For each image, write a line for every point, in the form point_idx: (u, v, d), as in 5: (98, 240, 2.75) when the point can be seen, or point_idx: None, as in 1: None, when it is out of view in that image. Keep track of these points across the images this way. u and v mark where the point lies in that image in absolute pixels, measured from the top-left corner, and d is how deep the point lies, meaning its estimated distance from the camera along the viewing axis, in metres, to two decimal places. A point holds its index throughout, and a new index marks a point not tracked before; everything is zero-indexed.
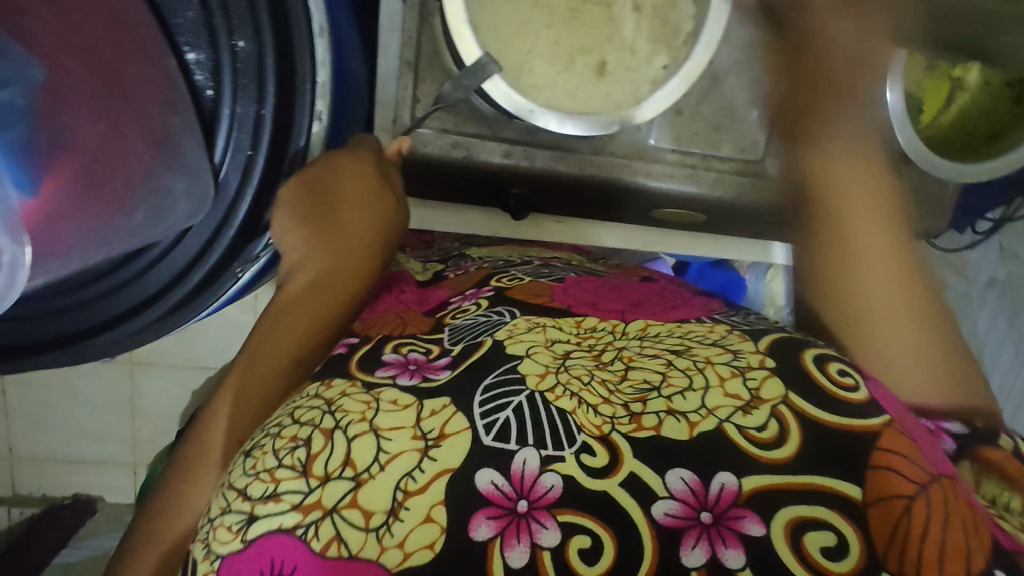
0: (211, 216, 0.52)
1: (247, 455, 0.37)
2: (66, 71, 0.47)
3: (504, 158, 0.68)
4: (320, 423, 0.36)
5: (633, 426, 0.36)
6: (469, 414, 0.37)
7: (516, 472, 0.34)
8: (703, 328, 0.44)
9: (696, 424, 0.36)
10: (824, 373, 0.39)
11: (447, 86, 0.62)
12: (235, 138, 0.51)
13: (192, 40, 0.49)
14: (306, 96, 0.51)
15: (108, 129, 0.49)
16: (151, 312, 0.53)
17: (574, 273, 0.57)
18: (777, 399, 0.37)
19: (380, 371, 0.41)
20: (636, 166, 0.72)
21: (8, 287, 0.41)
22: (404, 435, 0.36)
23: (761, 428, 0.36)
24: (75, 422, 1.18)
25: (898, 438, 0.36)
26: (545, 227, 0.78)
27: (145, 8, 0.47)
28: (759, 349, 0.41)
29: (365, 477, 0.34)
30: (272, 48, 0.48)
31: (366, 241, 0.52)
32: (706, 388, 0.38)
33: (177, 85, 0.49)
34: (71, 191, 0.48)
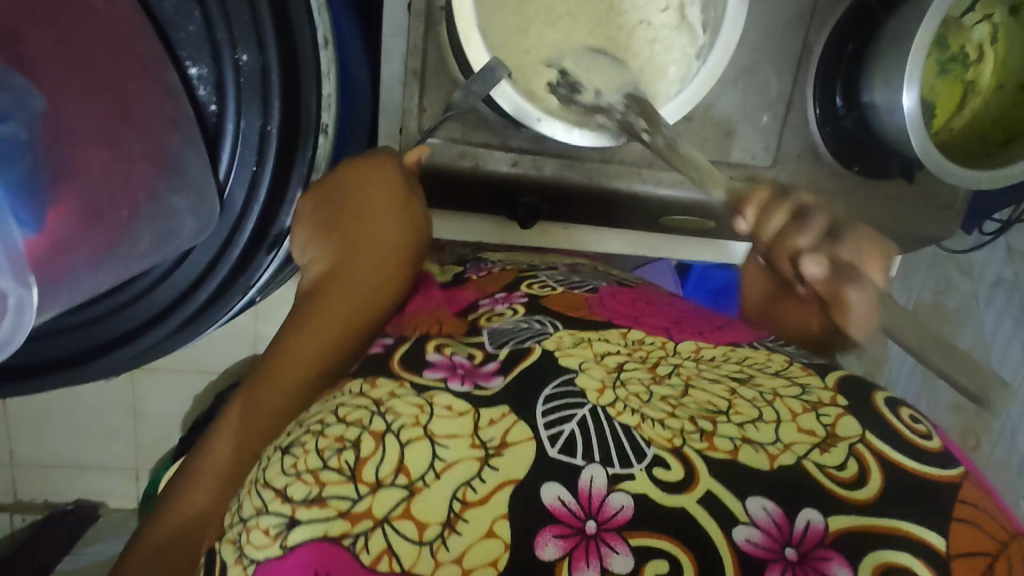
0: (218, 232, 0.52)
1: (285, 451, 0.36)
2: (68, 101, 0.47)
3: (512, 167, 0.68)
4: (369, 425, 0.36)
5: (705, 445, 0.35)
6: (531, 422, 0.36)
7: (583, 490, 0.33)
8: (760, 356, 0.44)
9: (775, 457, 0.35)
10: (898, 417, 0.37)
11: (457, 94, 0.61)
12: (240, 153, 0.50)
13: (193, 54, 0.49)
14: (312, 109, 0.51)
15: (113, 156, 0.49)
16: (161, 328, 0.53)
17: (605, 281, 0.56)
18: (855, 437, 0.35)
19: (428, 371, 0.40)
20: (646, 173, 0.71)
21: (15, 330, 0.41)
22: (462, 442, 0.35)
23: (841, 467, 0.34)
24: (73, 430, 1.17)
25: (976, 490, 0.34)
26: (553, 236, 0.75)
27: (145, 20, 0.47)
28: (828, 385, 0.40)
29: (419, 485, 0.33)
30: (277, 64, 0.47)
31: (395, 249, 0.51)
32: (778, 422, 0.37)
33: (179, 101, 0.49)
34: (74, 224, 0.47)
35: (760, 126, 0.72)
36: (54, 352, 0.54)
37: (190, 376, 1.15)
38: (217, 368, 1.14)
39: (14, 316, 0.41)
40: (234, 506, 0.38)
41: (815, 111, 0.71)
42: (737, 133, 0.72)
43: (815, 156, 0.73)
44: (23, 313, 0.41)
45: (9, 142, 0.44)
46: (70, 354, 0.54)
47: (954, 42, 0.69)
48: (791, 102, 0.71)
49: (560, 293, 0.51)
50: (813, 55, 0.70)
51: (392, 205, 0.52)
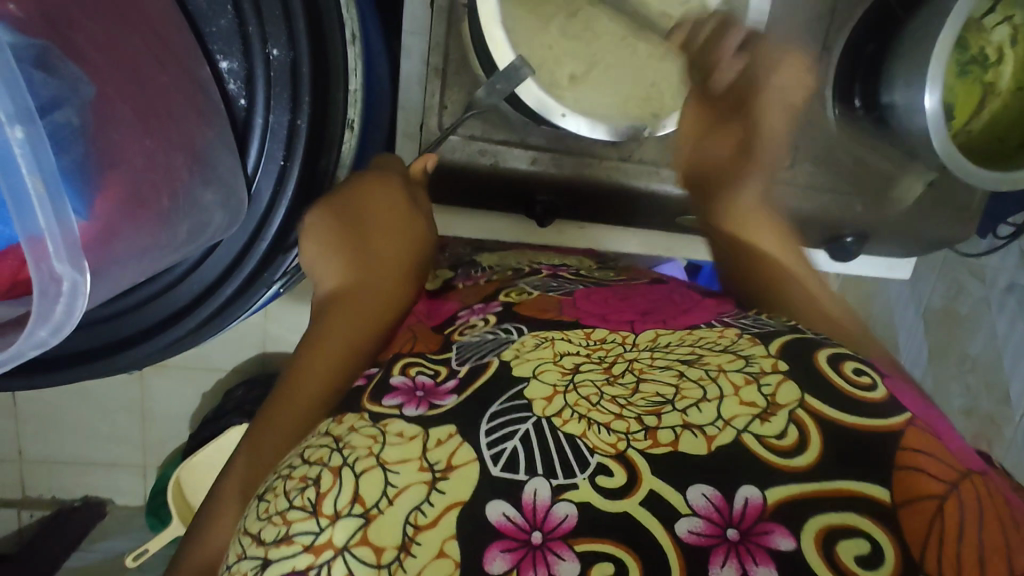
0: (244, 227, 0.53)
1: (261, 499, 0.39)
2: (111, 89, 0.47)
3: (531, 165, 0.69)
4: (328, 462, 0.37)
5: (649, 442, 0.34)
6: (475, 444, 0.36)
7: (527, 502, 0.33)
8: (712, 334, 0.43)
9: (713, 438, 0.34)
10: (840, 373, 0.37)
11: (480, 91, 0.61)
12: (268, 147, 0.51)
13: (225, 48, 0.49)
14: (341, 105, 0.52)
15: (155, 145, 0.49)
16: (192, 319, 0.54)
17: (582, 286, 0.55)
18: (793, 403, 0.35)
19: (388, 398, 0.41)
20: (664, 172, 0.72)
21: (70, 314, 0.40)
22: (412, 467, 0.35)
23: (781, 435, 0.34)
24: (81, 427, 1.18)
25: (922, 435, 0.34)
26: (568, 234, 0.74)
27: (178, 14, 0.47)
28: (771, 352, 0.39)
29: (374, 512, 0.34)
30: (309, 58, 0.48)
31: (400, 261, 0.57)
32: (721, 398, 0.36)
33: (210, 93, 0.49)
34: (121, 208, 0.47)
35: None
36: (78, 346, 0.55)
37: (197, 375, 1.15)
38: (224, 367, 1.14)
39: (69, 300, 0.40)
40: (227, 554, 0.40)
41: (833, 112, 0.71)
42: None
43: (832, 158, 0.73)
44: (76, 298, 0.40)
45: (64, 129, 0.45)
46: (98, 347, 0.55)
47: (974, 43, 0.69)
48: (812, 102, 0.71)
49: (533, 298, 0.51)
50: (833, 54, 0.70)
51: (399, 221, 0.58)
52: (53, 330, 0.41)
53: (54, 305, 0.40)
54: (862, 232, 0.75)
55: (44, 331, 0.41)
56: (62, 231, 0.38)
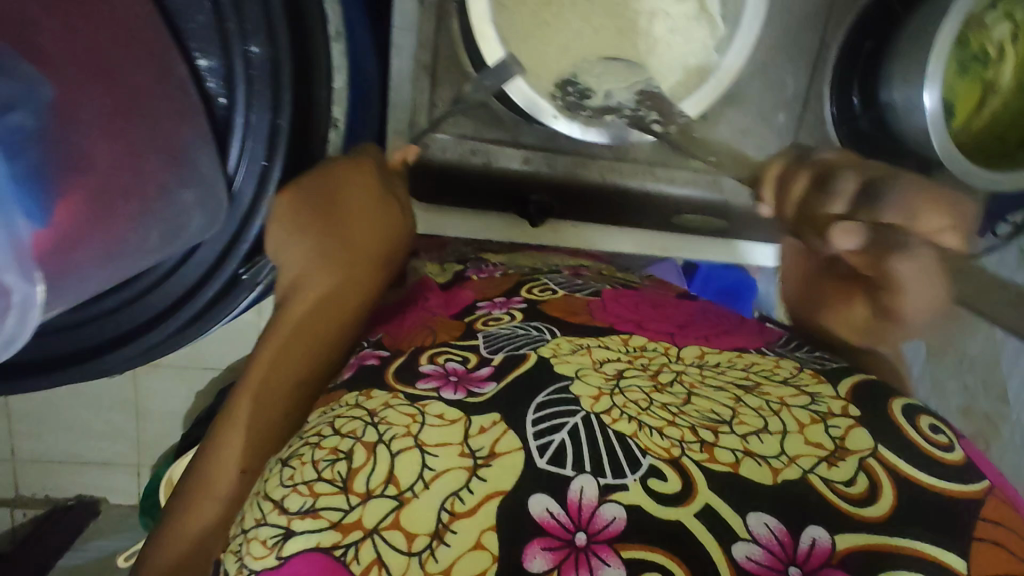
0: (225, 227, 0.52)
1: (284, 464, 0.38)
2: (78, 89, 0.46)
3: (523, 164, 0.68)
4: (362, 436, 0.36)
5: (706, 455, 0.35)
6: (522, 431, 0.36)
7: (572, 501, 0.33)
8: (767, 363, 0.43)
9: (779, 471, 0.35)
10: (917, 429, 0.38)
11: (468, 87, 0.60)
12: (250, 147, 0.50)
13: (203, 46, 0.48)
14: (324, 103, 0.51)
15: (123, 147, 0.48)
16: (170, 323, 0.53)
17: (609, 286, 0.55)
18: (866, 451, 0.36)
19: (421, 381, 0.40)
20: (660, 172, 0.70)
21: (21, 326, 0.41)
22: (451, 451, 0.35)
23: (849, 483, 0.34)
24: (74, 425, 1.16)
25: (1002, 508, 0.35)
26: (561, 233, 0.73)
27: (154, 11, 0.45)
28: (840, 394, 0.40)
29: (409, 495, 0.34)
30: (289, 54, 0.47)
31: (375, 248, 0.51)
32: (784, 433, 0.37)
33: (188, 94, 0.48)
34: (85, 214, 0.47)
35: (776, 125, 0.71)
36: (59, 346, 0.54)
37: (192, 373, 1.14)
38: (218, 365, 1.13)
39: (20, 313, 0.40)
40: (236, 522, 0.39)
41: (832, 109, 0.70)
42: (752, 132, 0.70)
43: None
44: (27, 311, 0.40)
45: (18, 133, 0.43)
46: (78, 348, 0.54)
47: (975, 40, 0.67)
48: (809, 100, 0.70)
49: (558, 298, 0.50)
50: (831, 52, 0.69)
51: (374, 213, 0.52)
52: (2, 344, 0.41)
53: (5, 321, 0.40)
54: None
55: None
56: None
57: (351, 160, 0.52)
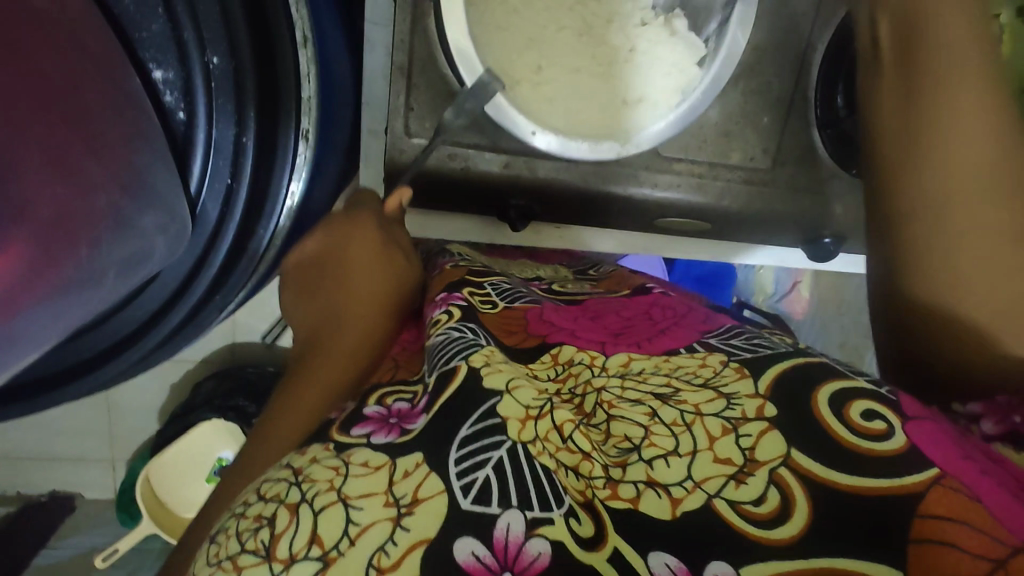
0: (190, 249, 0.55)
1: (212, 541, 0.35)
2: (19, 122, 0.43)
3: (505, 169, 0.65)
4: (286, 498, 0.33)
5: (608, 493, 0.34)
6: (445, 475, 0.33)
7: (498, 540, 0.31)
8: (693, 362, 0.41)
9: (679, 501, 0.32)
10: (842, 421, 0.33)
11: (448, 115, 0.58)
12: (214, 162, 0.52)
13: (157, 56, 0.49)
14: (293, 113, 0.52)
15: (70, 189, 0.46)
16: (156, 332, 0.57)
17: (554, 300, 0.54)
18: (776, 461, 0.32)
19: (357, 428, 0.38)
20: (642, 176, 0.69)
21: None
22: (376, 502, 0.32)
23: (758, 501, 0.31)
24: (39, 421, 1.12)
25: (954, 499, 0.29)
26: (544, 235, 0.72)
27: (106, 28, 0.46)
28: (758, 392, 0.36)
29: (334, 555, 0.30)
30: (250, 62, 0.49)
31: (376, 297, 0.53)
32: (693, 453, 0.34)
33: (145, 109, 0.49)
34: (25, 267, 0.43)
35: (760, 128, 0.69)
36: (34, 371, 0.58)
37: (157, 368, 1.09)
38: (192, 359, 1.09)
39: None
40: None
41: (815, 112, 0.68)
42: (737, 134, 0.69)
43: (813, 159, 0.71)
44: None
45: None
46: (55, 369, 0.59)
47: None
48: (793, 105, 0.69)
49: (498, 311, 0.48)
50: (817, 53, 0.67)
51: (371, 251, 0.55)
52: None
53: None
54: (842, 233, 0.75)
55: None
56: None
57: (347, 214, 0.57)
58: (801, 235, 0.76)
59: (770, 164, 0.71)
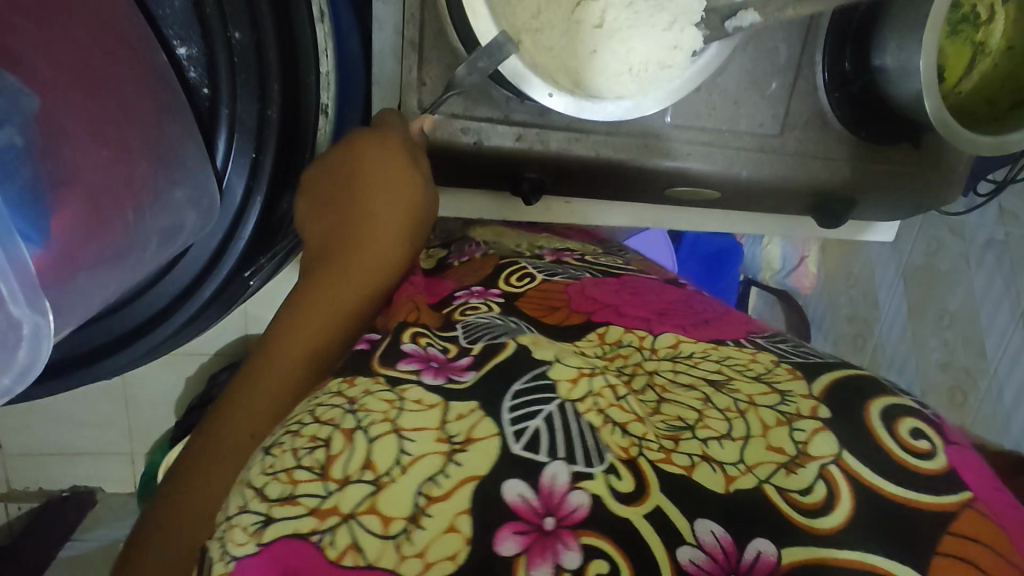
0: (221, 221, 0.57)
1: (265, 452, 0.36)
2: (63, 102, 0.48)
3: (517, 142, 0.65)
4: (341, 424, 0.35)
5: (661, 456, 0.35)
6: (497, 419, 0.36)
7: (544, 486, 0.33)
8: (743, 356, 0.43)
9: (734, 480, 0.35)
10: (892, 435, 0.35)
11: (460, 70, 0.58)
12: (239, 142, 0.54)
13: (182, 35, 0.51)
14: (312, 88, 0.55)
15: (112, 155, 0.50)
16: (188, 307, 0.59)
17: (589, 273, 0.56)
18: (827, 458, 0.34)
19: (402, 363, 0.40)
20: (654, 145, 0.69)
21: (36, 355, 0.44)
22: (428, 436, 0.35)
23: (806, 491, 0.34)
24: (56, 416, 1.11)
25: (981, 523, 0.31)
26: (555, 210, 0.76)
27: (133, 4, 0.48)
28: (813, 393, 0.38)
29: (387, 480, 0.33)
30: (271, 41, 0.50)
31: (392, 226, 0.51)
32: (745, 438, 0.37)
33: (172, 87, 0.51)
34: (76, 230, 0.48)
35: (767, 95, 0.70)
36: (75, 339, 0.60)
37: (173, 358, 1.08)
38: (207, 351, 1.08)
39: (31, 344, 0.43)
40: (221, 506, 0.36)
41: (823, 76, 0.69)
42: (745, 101, 0.70)
43: (823, 123, 0.72)
44: (39, 341, 0.44)
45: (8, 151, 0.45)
46: (98, 342, 0.60)
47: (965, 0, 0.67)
48: (801, 67, 0.69)
49: (535, 289, 0.52)
50: (823, 18, 0.68)
51: (394, 172, 0.51)
52: (17, 376, 0.44)
53: (17, 351, 0.44)
54: (850, 198, 0.77)
55: (10, 378, 0.44)
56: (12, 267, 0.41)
57: (375, 132, 0.52)
58: (811, 203, 0.78)
59: (779, 131, 0.71)
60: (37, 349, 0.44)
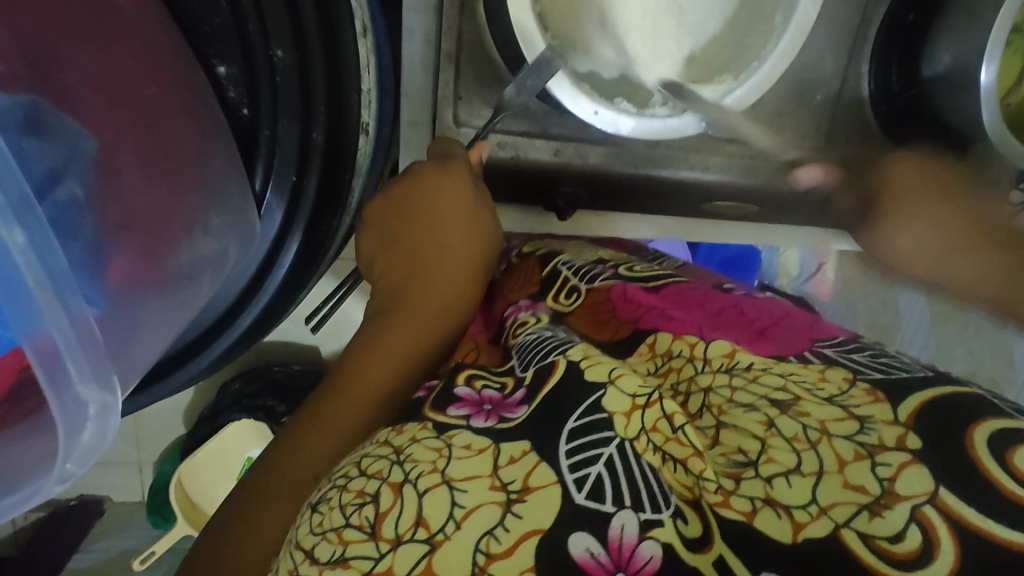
0: (261, 246, 0.56)
1: (313, 510, 0.34)
2: (116, 143, 0.48)
3: (556, 157, 0.64)
4: (389, 476, 0.33)
5: (720, 499, 0.31)
6: (555, 463, 0.33)
7: (613, 540, 0.30)
8: (811, 373, 0.36)
9: (802, 526, 0.29)
10: (1002, 465, 0.28)
11: (509, 91, 0.54)
12: (281, 165, 0.53)
13: (220, 53, 0.50)
14: (355, 106, 0.52)
15: (165, 196, 0.50)
16: (223, 339, 0.60)
17: (631, 279, 0.51)
18: (918, 497, 0.28)
19: (452, 409, 0.38)
20: (693, 159, 0.67)
21: (101, 434, 0.43)
22: (481, 485, 0.32)
23: (896, 538, 0.27)
24: None
25: None
26: (589, 223, 0.70)
27: (170, 20, 0.47)
28: (899, 419, 0.31)
29: (440, 538, 0.30)
30: (319, 58, 0.48)
31: (467, 269, 0.51)
32: (819, 474, 0.30)
33: (211, 105, 0.50)
34: (127, 279, 0.48)
35: (812, 107, 0.68)
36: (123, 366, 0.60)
37: None
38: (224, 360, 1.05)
39: (98, 422, 0.42)
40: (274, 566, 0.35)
41: (868, 88, 0.68)
42: (792, 112, 0.68)
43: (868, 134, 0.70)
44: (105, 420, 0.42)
45: (69, 203, 0.47)
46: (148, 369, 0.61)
47: None
48: (847, 80, 0.68)
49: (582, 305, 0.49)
50: (871, 29, 0.66)
51: (462, 210, 0.51)
52: (81, 461, 0.43)
53: (83, 429, 0.42)
54: None
55: (73, 463, 0.43)
56: (76, 327, 0.38)
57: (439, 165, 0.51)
58: (850, 215, 0.74)
59: (822, 143, 0.70)
60: (102, 429, 0.43)
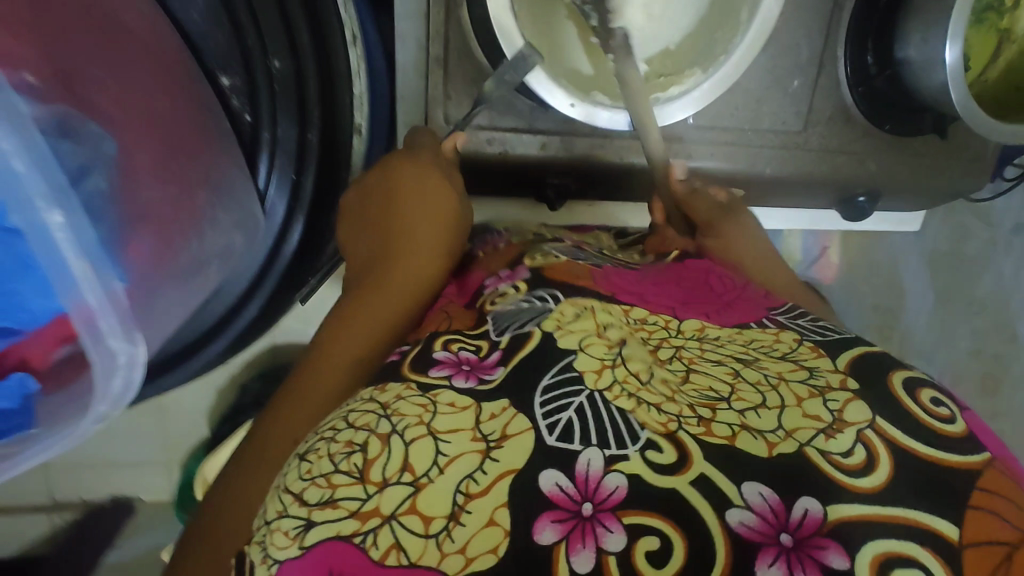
0: (264, 239, 0.61)
1: (301, 459, 0.37)
2: (137, 144, 0.51)
3: (542, 150, 0.66)
4: (377, 428, 0.36)
5: (702, 428, 0.35)
6: (530, 415, 0.36)
7: (579, 474, 0.32)
8: (768, 336, 0.42)
9: (775, 445, 0.34)
10: (916, 400, 0.36)
11: (487, 85, 0.59)
12: (280, 167, 0.58)
13: (224, 67, 0.56)
14: (347, 111, 0.59)
15: (177, 190, 0.54)
16: (232, 328, 0.65)
17: (608, 261, 0.55)
18: (862, 423, 0.34)
19: (434, 370, 0.40)
20: (678, 147, 0.70)
21: (127, 384, 0.46)
22: (464, 436, 0.35)
23: (846, 453, 0.33)
24: None
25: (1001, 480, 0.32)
26: (577, 212, 0.76)
27: (179, 39, 0.54)
28: (839, 367, 0.38)
29: (424, 481, 0.33)
30: (313, 72, 0.54)
31: (437, 238, 0.54)
32: (782, 407, 0.36)
33: (216, 111, 0.56)
34: (150, 263, 0.51)
35: (789, 92, 0.70)
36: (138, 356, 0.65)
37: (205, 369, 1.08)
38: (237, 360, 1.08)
39: (126, 374, 0.45)
40: (260, 512, 0.37)
41: (846, 69, 0.69)
42: (770, 98, 0.70)
43: (846, 117, 0.71)
44: (133, 370, 0.45)
45: (96, 195, 0.47)
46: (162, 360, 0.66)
47: None
48: (824, 65, 0.69)
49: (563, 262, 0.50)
50: (845, 12, 0.68)
51: (434, 187, 0.55)
52: (113, 405, 0.46)
53: (112, 382, 0.45)
54: (875, 191, 0.75)
55: (105, 407, 0.46)
56: (109, 299, 0.43)
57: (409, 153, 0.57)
58: (835, 198, 0.77)
59: (803, 126, 0.71)
60: (131, 378, 0.46)
